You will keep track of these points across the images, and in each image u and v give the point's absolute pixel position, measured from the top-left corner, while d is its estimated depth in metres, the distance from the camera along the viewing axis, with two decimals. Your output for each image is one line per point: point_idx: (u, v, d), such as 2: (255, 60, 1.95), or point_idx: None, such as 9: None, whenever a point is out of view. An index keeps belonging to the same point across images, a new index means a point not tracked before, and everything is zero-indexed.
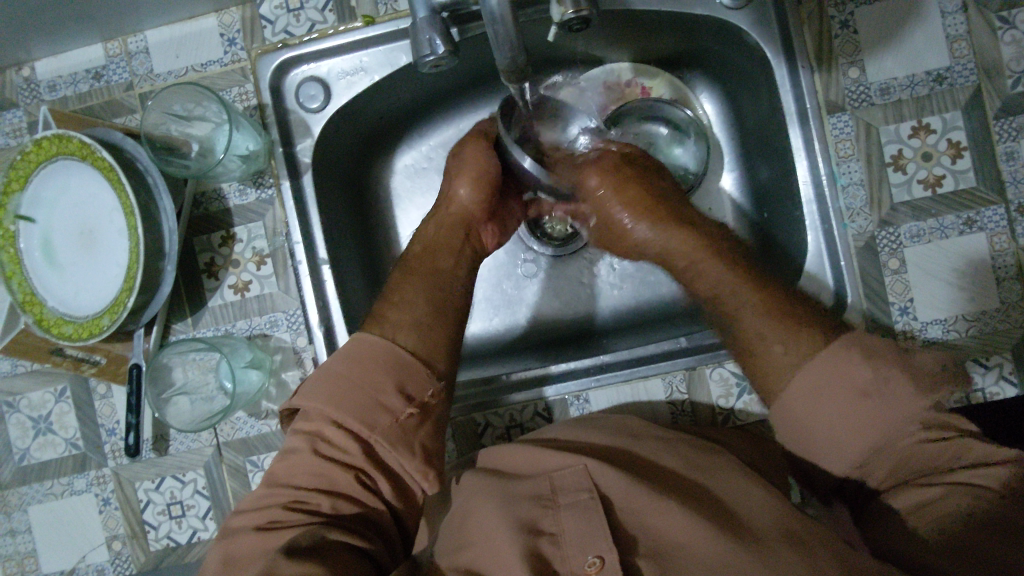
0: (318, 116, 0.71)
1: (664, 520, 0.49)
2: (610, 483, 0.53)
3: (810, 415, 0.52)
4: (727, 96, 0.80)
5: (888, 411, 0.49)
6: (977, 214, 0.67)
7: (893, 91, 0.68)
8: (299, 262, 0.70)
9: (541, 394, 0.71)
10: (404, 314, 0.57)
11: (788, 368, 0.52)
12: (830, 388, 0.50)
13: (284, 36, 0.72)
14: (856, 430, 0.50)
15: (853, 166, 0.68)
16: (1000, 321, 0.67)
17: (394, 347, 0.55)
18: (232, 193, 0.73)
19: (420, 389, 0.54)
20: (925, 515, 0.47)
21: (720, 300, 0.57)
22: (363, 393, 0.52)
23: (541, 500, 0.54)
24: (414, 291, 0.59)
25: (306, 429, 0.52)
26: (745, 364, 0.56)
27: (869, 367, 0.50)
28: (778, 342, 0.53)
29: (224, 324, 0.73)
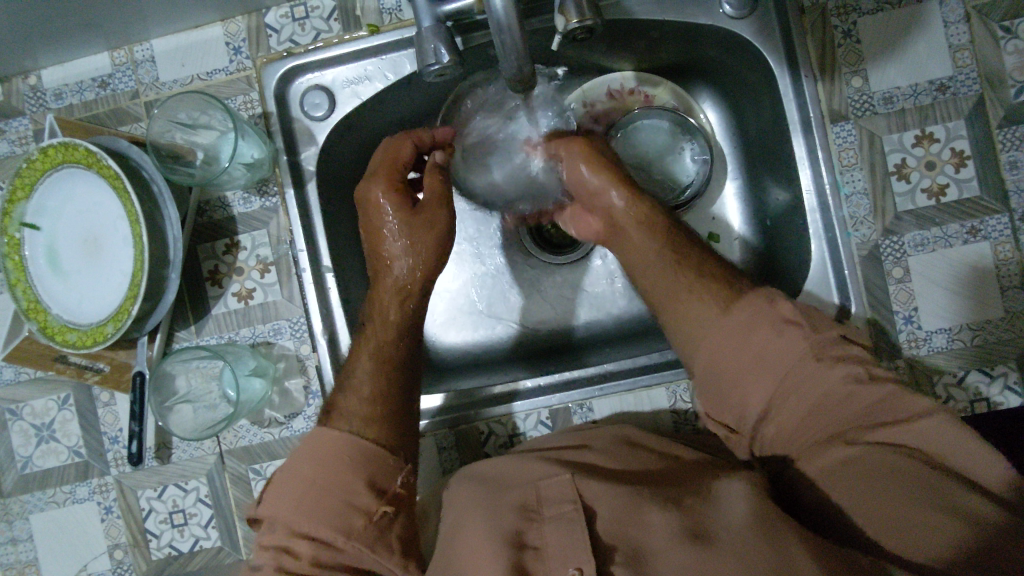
0: (322, 125, 0.71)
1: (643, 527, 0.50)
2: (593, 492, 0.53)
3: (729, 361, 0.55)
4: (730, 105, 0.80)
5: (793, 347, 0.53)
6: (981, 223, 0.67)
7: (897, 100, 0.68)
8: (303, 270, 0.70)
9: (509, 410, 0.71)
10: (358, 401, 0.59)
11: (711, 317, 0.56)
12: (753, 331, 0.54)
13: (290, 45, 0.72)
14: (762, 372, 0.54)
15: (857, 175, 0.68)
16: (1005, 331, 0.67)
17: (357, 442, 0.56)
18: (236, 202, 0.73)
19: (390, 480, 0.56)
20: (869, 477, 0.48)
21: (659, 271, 0.61)
22: (330, 501, 0.54)
23: (526, 511, 0.53)
24: (367, 367, 0.61)
25: (273, 544, 0.53)
26: (667, 318, 0.60)
27: (780, 313, 0.54)
28: (696, 297, 0.58)
29: (228, 332, 0.73)
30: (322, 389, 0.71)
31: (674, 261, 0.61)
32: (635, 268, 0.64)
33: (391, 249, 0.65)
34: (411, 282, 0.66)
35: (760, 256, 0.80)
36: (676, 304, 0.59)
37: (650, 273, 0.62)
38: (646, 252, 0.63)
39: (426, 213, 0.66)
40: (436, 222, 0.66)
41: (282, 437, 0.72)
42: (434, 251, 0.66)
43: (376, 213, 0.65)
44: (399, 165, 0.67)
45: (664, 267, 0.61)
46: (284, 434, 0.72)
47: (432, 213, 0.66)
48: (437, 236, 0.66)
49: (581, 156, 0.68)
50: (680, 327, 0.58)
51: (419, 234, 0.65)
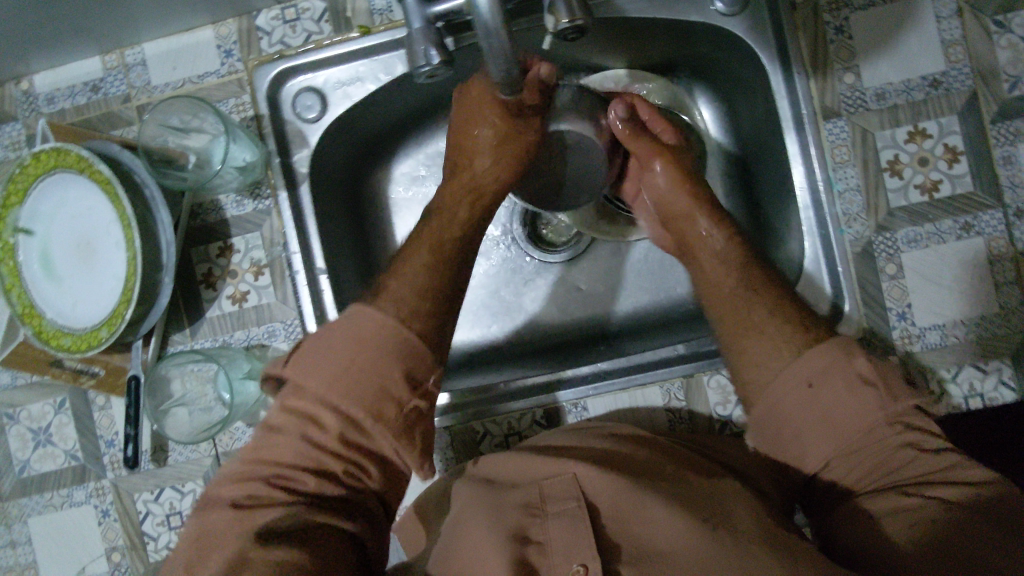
0: (314, 127, 0.72)
1: (649, 523, 0.49)
2: (597, 489, 0.53)
3: (796, 406, 0.54)
4: (725, 101, 0.80)
5: (866, 406, 0.52)
6: (975, 218, 0.67)
7: (889, 96, 0.68)
8: (297, 272, 0.71)
9: (553, 398, 0.71)
10: (407, 290, 0.56)
11: (784, 361, 0.55)
12: (825, 380, 0.53)
13: (281, 47, 0.72)
14: (833, 423, 0.53)
15: (849, 171, 0.68)
16: (999, 326, 0.67)
17: (400, 330, 0.52)
18: (229, 205, 0.73)
19: (425, 374, 0.53)
20: (904, 518, 0.47)
21: (728, 299, 0.60)
22: (366, 381, 0.50)
23: (529, 508, 0.52)
24: (417, 266, 0.57)
25: (297, 408, 0.50)
26: (735, 357, 0.59)
27: (856, 366, 0.53)
28: (773, 337, 0.56)
29: (222, 335, 0.73)
30: None
31: (745, 289, 0.59)
32: (699, 283, 0.64)
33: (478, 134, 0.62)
34: (485, 180, 0.63)
35: None
36: (746, 339, 0.58)
37: (714, 304, 0.61)
38: (709, 280, 0.63)
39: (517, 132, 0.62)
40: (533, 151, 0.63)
41: None
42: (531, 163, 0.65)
43: (479, 112, 0.62)
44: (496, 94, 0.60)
45: (732, 298, 0.60)
46: None
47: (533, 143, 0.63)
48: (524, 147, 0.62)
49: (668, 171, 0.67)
50: (749, 362, 0.57)
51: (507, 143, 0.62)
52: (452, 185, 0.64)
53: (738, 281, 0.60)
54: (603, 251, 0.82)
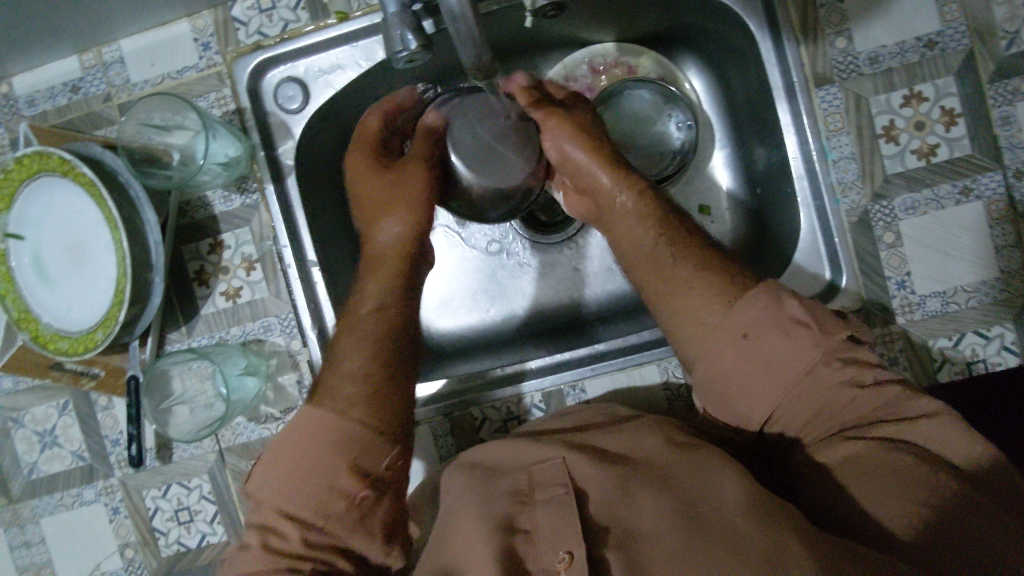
0: (298, 118, 0.71)
1: (635, 506, 0.49)
2: (585, 474, 0.53)
3: (738, 363, 0.54)
4: (715, 71, 0.79)
5: (805, 349, 0.52)
6: (974, 182, 0.65)
7: (883, 59, 0.66)
8: (288, 266, 0.70)
9: (519, 391, 0.71)
10: (347, 381, 0.54)
11: (716, 312, 0.55)
12: (759, 331, 0.53)
13: (258, 37, 0.71)
14: (771, 372, 0.53)
15: (844, 139, 0.67)
16: (1000, 291, 0.65)
17: (343, 421, 0.51)
18: (217, 200, 0.73)
19: (375, 462, 0.51)
20: (867, 470, 0.47)
21: (653, 256, 0.59)
22: (312, 479, 0.50)
23: (518, 494, 0.53)
24: (355, 350, 0.56)
25: (260, 522, 0.50)
26: (663, 310, 0.58)
27: (790, 305, 0.53)
28: (701, 290, 0.56)
29: (218, 331, 0.73)
30: None
31: (671, 244, 0.59)
32: (620, 244, 0.63)
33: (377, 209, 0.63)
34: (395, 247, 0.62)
35: (752, 223, 0.79)
36: (676, 297, 0.57)
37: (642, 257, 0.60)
38: (632, 240, 0.61)
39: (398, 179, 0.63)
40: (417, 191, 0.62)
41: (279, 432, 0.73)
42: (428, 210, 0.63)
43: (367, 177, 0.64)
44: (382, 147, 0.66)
45: (656, 259, 0.59)
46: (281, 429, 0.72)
47: (406, 173, 0.63)
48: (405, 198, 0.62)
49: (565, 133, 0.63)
50: (684, 322, 0.57)
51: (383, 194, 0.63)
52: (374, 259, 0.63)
53: (663, 239, 0.59)
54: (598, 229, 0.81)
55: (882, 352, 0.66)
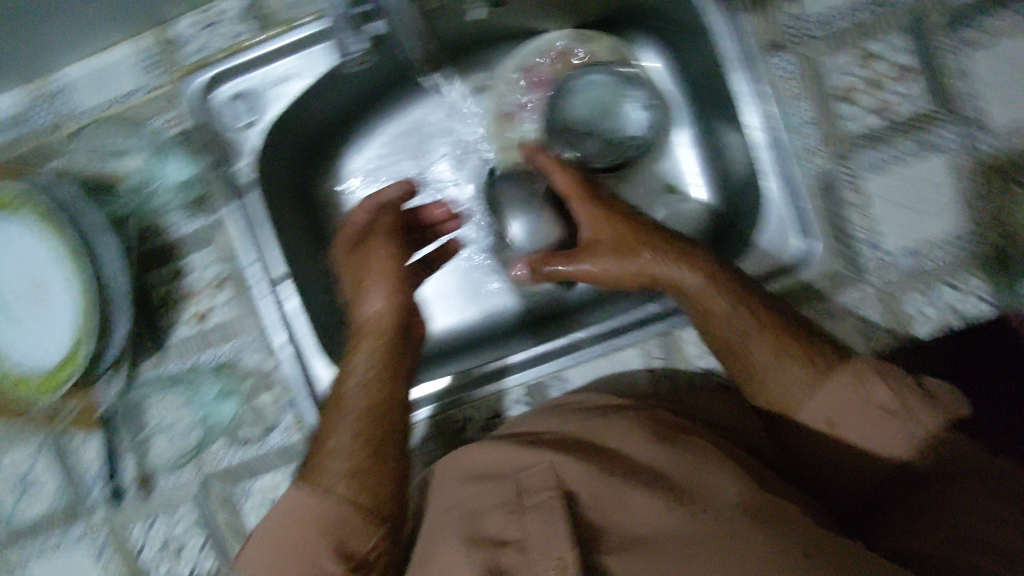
0: (252, 131, 0.69)
1: (630, 512, 0.48)
2: (574, 478, 0.51)
3: (827, 449, 0.55)
4: (670, 49, 0.79)
5: (904, 430, 0.51)
6: (934, 135, 0.65)
7: (833, 22, 0.66)
8: (255, 282, 0.69)
9: (500, 387, 0.70)
10: (342, 460, 0.56)
11: (803, 395, 0.54)
12: (844, 417, 0.53)
13: (204, 54, 0.70)
14: (862, 451, 0.53)
15: (802, 105, 0.67)
16: (969, 243, 0.65)
17: (327, 501, 0.53)
18: (178, 223, 0.72)
19: (363, 541, 0.53)
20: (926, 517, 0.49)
21: (728, 331, 0.57)
22: (296, 561, 0.52)
23: (507, 505, 0.50)
24: (347, 432, 0.58)
25: None
26: (750, 387, 0.57)
27: (888, 386, 0.52)
28: (789, 366, 0.54)
29: (190, 356, 0.72)
30: (293, 400, 0.70)
31: (758, 322, 0.56)
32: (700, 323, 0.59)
33: (367, 295, 0.67)
34: (380, 319, 0.66)
35: (719, 198, 0.79)
36: (761, 379, 0.56)
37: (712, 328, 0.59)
38: (709, 319, 0.58)
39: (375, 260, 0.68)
40: (385, 270, 0.67)
41: (261, 453, 0.71)
42: (406, 289, 0.68)
43: (358, 262, 0.69)
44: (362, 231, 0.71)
45: (733, 338, 0.57)
46: (264, 450, 0.71)
47: (380, 260, 0.68)
48: (389, 283, 0.67)
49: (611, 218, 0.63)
50: (762, 399, 0.57)
51: (367, 273, 0.67)
52: (369, 336, 0.65)
53: (742, 313, 0.57)
54: None
55: (858, 315, 0.66)
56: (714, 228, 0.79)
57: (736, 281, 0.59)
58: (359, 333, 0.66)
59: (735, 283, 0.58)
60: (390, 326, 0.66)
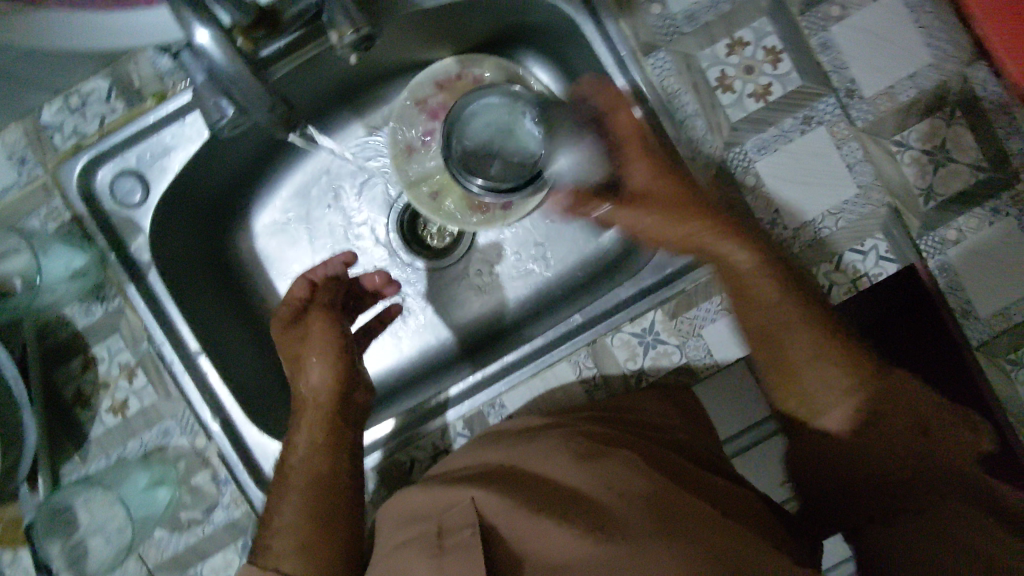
0: (142, 210, 0.67)
1: (543, 542, 0.51)
2: (493, 510, 0.54)
3: (833, 457, 0.61)
4: (555, 62, 0.80)
5: (934, 445, 0.59)
6: (812, 110, 0.67)
7: (698, 15, 0.69)
8: (170, 362, 0.67)
9: (446, 423, 0.69)
10: (285, 538, 0.56)
11: (827, 397, 0.60)
12: (881, 414, 0.59)
13: (76, 138, 0.68)
14: (876, 452, 0.60)
15: (683, 100, 0.69)
16: (863, 206, 0.66)
17: None
18: (78, 315, 0.69)
19: None
20: (915, 530, 0.58)
21: (761, 312, 0.62)
22: None
23: (428, 548, 0.52)
24: (289, 510, 0.58)
25: None
26: (780, 383, 0.63)
27: (920, 412, 0.59)
28: (830, 364, 0.60)
29: (115, 450, 0.69)
30: (232, 476, 0.67)
31: (810, 316, 0.60)
32: (738, 311, 0.64)
33: (310, 371, 0.64)
34: (325, 392, 0.63)
35: None
36: (800, 368, 0.61)
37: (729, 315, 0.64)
38: (748, 313, 0.63)
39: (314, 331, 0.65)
40: (327, 340, 0.65)
41: (206, 535, 0.68)
42: (350, 361, 0.65)
43: (300, 337, 0.66)
44: (300, 305, 0.69)
45: (774, 328, 0.61)
46: (211, 530, 0.67)
47: (319, 330, 0.65)
48: (332, 352, 0.64)
49: (647, 169, 0.67)
50: (773, 367, 0.62)
51: (310, 346, 0.64)
52: (316, 410, 0.63)
53: (785, 300, 0.60)
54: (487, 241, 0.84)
55: None
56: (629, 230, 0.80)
57: (783, 271, 0.62)
58: (308, 413, 0.63)
59: (779, 266, 0.62)
60: (332, 396, 0.63)
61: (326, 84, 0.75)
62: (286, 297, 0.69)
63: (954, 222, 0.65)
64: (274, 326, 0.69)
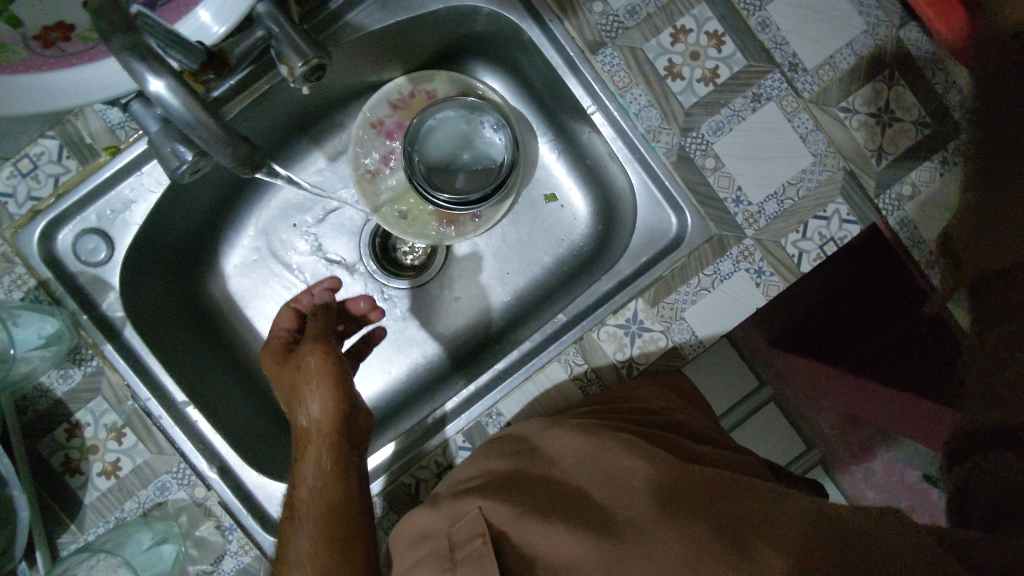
0: (109, 267, 0.67)
1: (551, 543, 0.51)
2: (503, 517, 0.54)
3: None
4: (505, 69, 0.81)
5: None
6: (760, 87, 0.69)
7: (639, 9, 0.70)
8: (159, 417, 0.66)
9: (444, 438, 0.69)
10: (304, 570, 0.55)
11: None
12: None
13: (32, 203, 0.66)
14: None
15: (636, 92, 0.70)
16: (821, 174, 0.68)
17: None
18: (55, 381, 0.67)
19: None
20: None
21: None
22: None
23: (441, 562, 0.52)
24: (305, 543, 0.57)
25: None
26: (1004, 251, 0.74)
27: None
28: None
29: (112, 513, 0.67)
30: (236, 520, 0.66)
31: None
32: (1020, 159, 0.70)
33: (307, 405, 0.63)
34: (328, 422, 0.63)
35: (596, 194, 0.81)
36: None
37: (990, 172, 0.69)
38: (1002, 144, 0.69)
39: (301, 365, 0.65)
40: (322, 372, 0.64)
41: None
42: (347, 388, 0.65)
43: (291, 375, 0.66)
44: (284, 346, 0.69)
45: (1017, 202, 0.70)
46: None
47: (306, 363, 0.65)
48: (327, 381, 0.64)
49: None
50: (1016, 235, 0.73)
51: (301, 381, 0.64)
52: (318, 441, 0.62)
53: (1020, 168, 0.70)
54: (461, 253, 0.84)
55: (747, 269, 0.68)
56: (599, 224, 0.81)
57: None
58: (311, 446, 0.62)
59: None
60: (333, 425, 0.63)
61: (279, 118, 0.74)
62: (273, 336, 0.70)
63: (909, 177, 0.68)
64: (263, 366, 0.68)
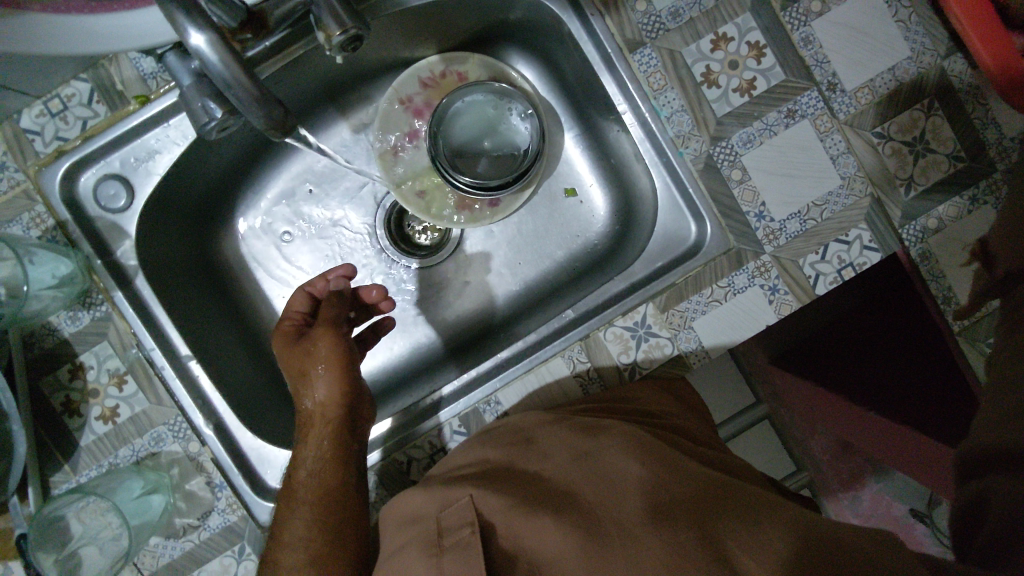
0: (128, 215, 0.67)
1: (537, 537, 0.51)
2: (492, 509, 0.54)
3: None
4: (540, 58, 0.80)
5: None
6: (795, 103, 0.68)
7: (682, 11, 0.69)
8: (161, 367, 0.66)
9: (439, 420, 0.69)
10: (296, 554, 0.56)
11: None
12: None
13: (58, 143, 0.67)
14: None
15: (670, 95, 0.69)
16: (846, 197, 0.67)
17: None
18: (63, 322, 0.68)
19: None
20: None
21: None
22: None
23: (428, 548, 0.52)
24: (298, 528, 0.57)
25: None
26: None
27: None
28: None
29: (105, 458, 0.68)
30: (226, 479, 0.67)
31: None
32: None
33: (313, 387, 0.63)
34: (331, 405, 0.62)
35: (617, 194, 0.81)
36: None
37: None
38: None
39: (308, 343, 0.64)
40: (333, 356, 0.63)
41: (201, 539, 0.68)
42: (352, 372, 0.64)
43: (301, 358, 0.63)
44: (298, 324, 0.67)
45: None
46: (206, 536, 0.67)
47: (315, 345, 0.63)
48: (335, 360, 0.63)
49: None
50: None
51: (307, 361, 0.63)
52: (319, 419, 0.63)
53: None
54: (475, 239, 0.84)
55: (761, 285, 0.67)
56: (616, 224, 0.81)
57: None
58: (314, 427, 0.63)
59: None
60: (333, 405, 0.63)
61: (310, 84, 0.74)
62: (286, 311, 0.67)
63: (936, 210, 0.67)
64: (273, 339, 0.66)
